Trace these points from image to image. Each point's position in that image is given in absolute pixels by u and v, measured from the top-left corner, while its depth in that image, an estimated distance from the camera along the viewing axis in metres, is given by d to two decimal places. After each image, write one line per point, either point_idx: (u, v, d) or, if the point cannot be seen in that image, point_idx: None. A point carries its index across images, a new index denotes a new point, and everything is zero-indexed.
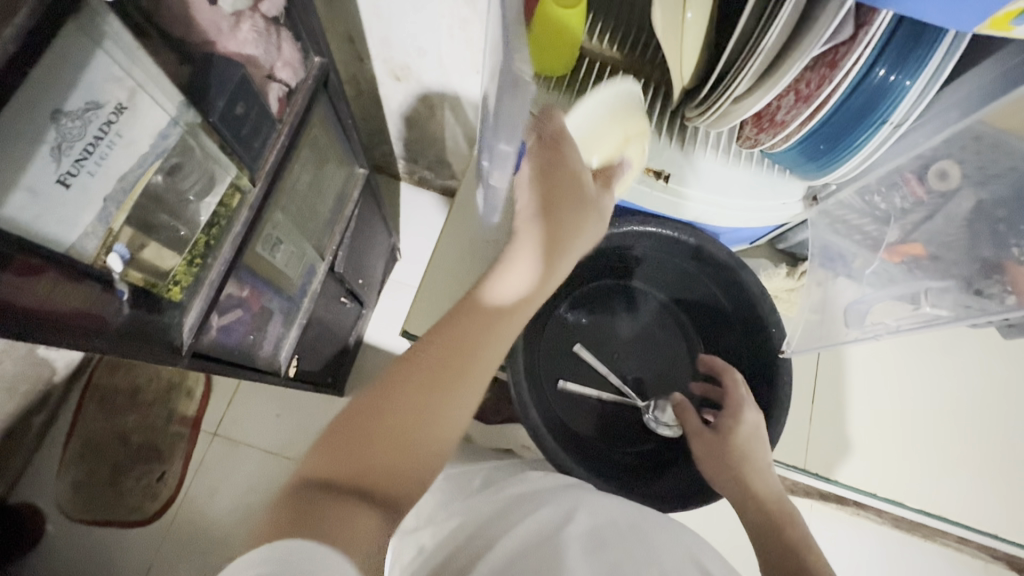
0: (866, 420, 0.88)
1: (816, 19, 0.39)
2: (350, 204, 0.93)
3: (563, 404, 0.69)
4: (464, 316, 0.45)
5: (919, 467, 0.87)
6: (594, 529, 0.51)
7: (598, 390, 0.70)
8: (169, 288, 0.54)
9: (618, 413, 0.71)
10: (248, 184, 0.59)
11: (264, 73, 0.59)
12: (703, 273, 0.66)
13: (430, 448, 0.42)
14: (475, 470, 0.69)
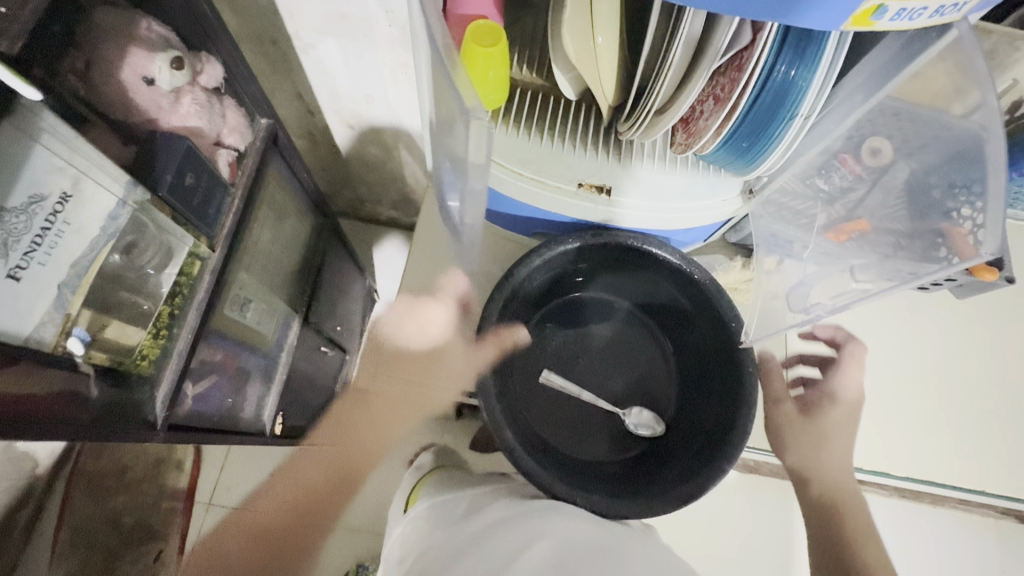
0: (913, 391, 0.72)
1: (714, 29, 0.42)
2: (317, 254, 0.95)
3: (543, 421, 0.64)
4: None
5: (999, 446, 0.70)
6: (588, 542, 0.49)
7: (580, 388, 0.66)
8: (136, 362, 0.54)
9: (595, 424, 0.66)
10: (207, 251, 0.60)
11: (210, 142, 0.60)
12: (661, 276, 0.64)
13: None
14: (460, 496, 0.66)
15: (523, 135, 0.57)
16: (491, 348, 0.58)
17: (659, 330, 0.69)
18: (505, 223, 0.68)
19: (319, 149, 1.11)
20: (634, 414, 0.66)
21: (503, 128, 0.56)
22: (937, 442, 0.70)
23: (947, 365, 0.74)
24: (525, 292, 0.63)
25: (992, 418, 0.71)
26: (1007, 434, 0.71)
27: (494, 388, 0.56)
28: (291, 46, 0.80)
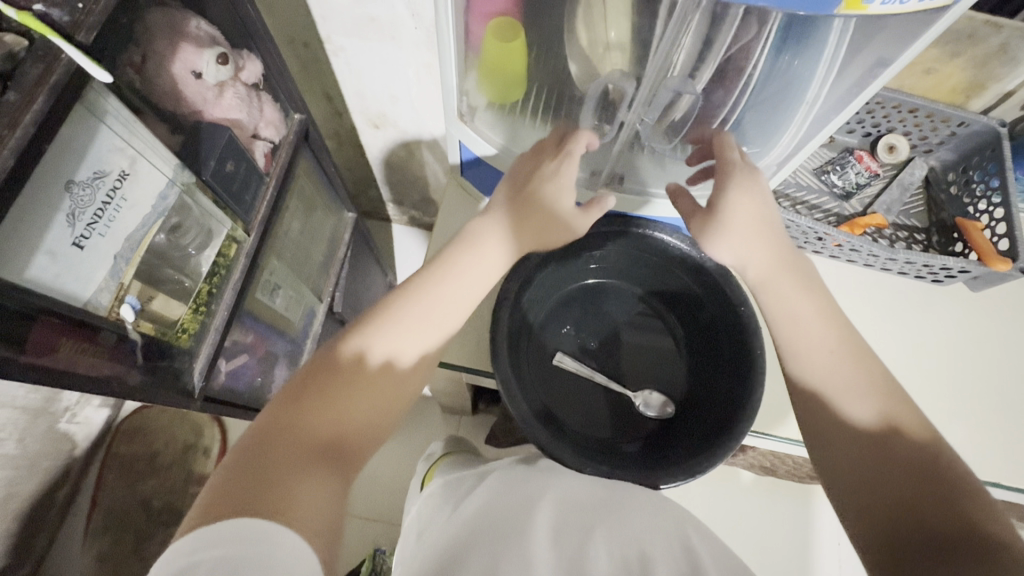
0: (927, 385, 0.72)
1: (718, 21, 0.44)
2: (341, 246, 0.99)
3: (556, 400, 0.66)
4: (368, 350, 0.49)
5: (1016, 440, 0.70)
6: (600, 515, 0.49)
7: (593, 370, 0.68)
8: (178, 335, 0.59)
9: (609, 406, 0.67)
10: (243, 234, 0.64)
11: (248, 134, 0.65)
12: (672, 262, 0.66)
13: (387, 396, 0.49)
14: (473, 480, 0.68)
15: (541, 125, 0.60)
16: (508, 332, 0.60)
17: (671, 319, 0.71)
18: None
19: (345, 149, 1.16)
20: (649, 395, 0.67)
21: (522, 118, 0.60)
22: (957, 432, 0.70)
23: (961, 359, 0.73)
24: (542, 280, 0.66)
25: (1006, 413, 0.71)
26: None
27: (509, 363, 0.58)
28: (322, 48, 0.85)
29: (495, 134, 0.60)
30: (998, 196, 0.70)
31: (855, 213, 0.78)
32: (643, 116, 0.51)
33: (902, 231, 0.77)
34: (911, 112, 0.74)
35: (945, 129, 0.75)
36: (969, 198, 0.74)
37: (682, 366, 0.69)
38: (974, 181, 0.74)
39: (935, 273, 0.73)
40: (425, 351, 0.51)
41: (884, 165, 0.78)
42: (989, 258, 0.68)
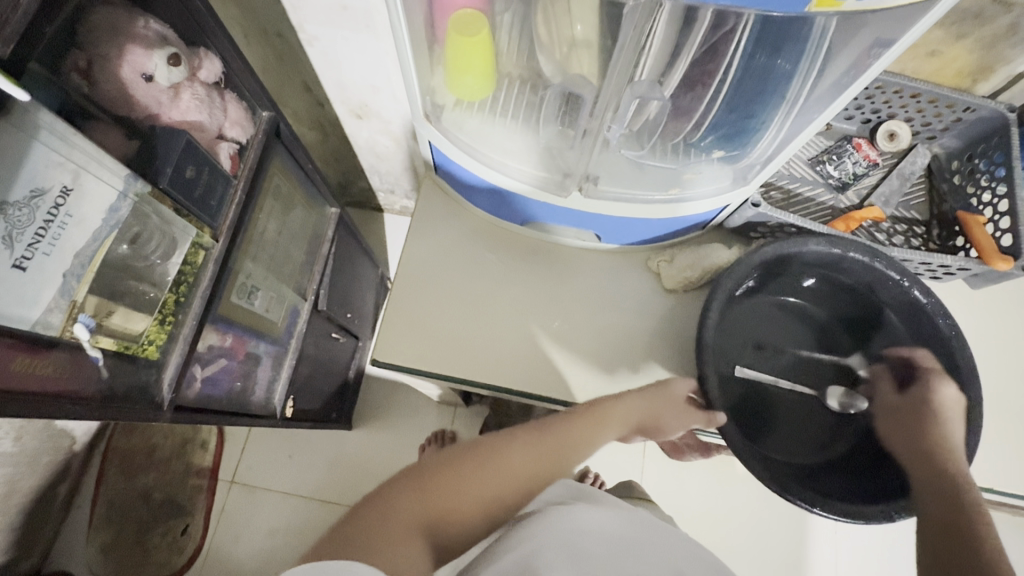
0: None
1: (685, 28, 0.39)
2: (325, 242, 0.97)
3: (750, 414, 0.64)
4: (544, 433, 0.52)
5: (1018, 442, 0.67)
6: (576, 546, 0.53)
7: (773, 376, 0.66)
8: (144, 347, 0.57)
9: (794, 415, 0.66)
10: (211, 240, 0.62)
11: (212, 135, 0.63)
12: (873, 296, 0.65)
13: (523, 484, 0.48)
14: None
15: (512, 125, 0.55)
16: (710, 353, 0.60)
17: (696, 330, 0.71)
18: (498, 210, 0.69)
19: (331, 140, 1.13)
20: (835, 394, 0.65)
21: (489, 114, 0.55)
22: None
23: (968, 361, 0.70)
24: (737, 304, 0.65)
25: (1009, 414, 0.68)
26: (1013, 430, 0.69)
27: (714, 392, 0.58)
28: (297, 38, 0.81)
29: (461, 135, 0.56)
30: (1003, 186, 0.66)
31: (851, 205, 0.74)
32: (609, 122, 0.47)
33: (900, 224, 0.74)
34: (914, 97, 0.69)
35: (951, 114, 0.70)
36: (973, 188, 0.70)
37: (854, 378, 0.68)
38: (979, 170, 0.70)
39: (934, 271, 0.69)
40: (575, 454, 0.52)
41: (885, 153, 0.75)
42: (990, 256, 0.64)
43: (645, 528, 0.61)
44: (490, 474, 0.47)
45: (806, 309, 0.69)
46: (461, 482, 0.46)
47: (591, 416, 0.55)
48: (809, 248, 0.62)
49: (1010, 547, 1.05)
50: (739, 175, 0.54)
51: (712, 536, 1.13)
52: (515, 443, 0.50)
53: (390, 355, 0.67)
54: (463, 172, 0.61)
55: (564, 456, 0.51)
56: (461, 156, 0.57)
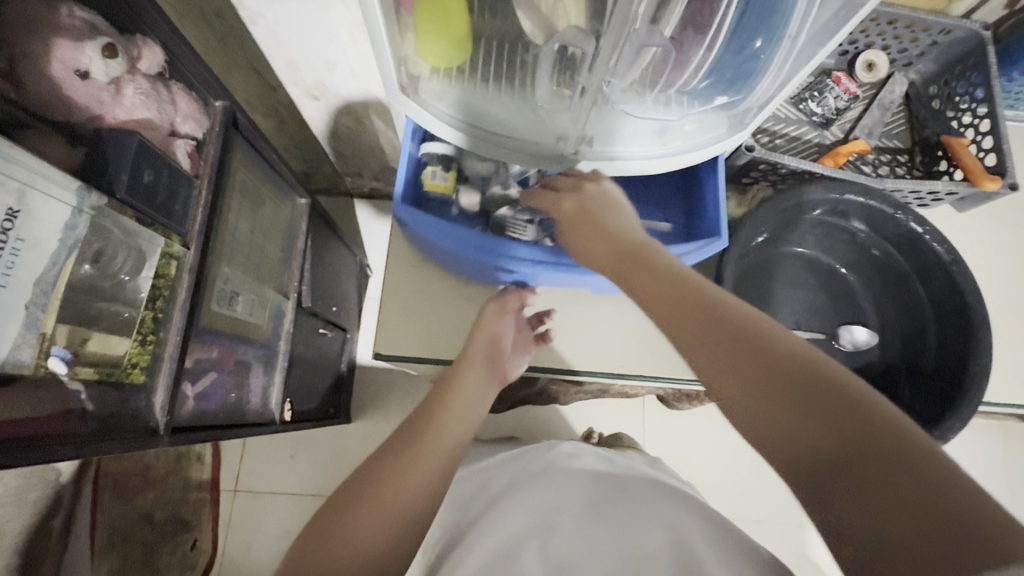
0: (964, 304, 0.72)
1: None
2: (300, 236, 0.92)
3: None
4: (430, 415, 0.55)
5: (1009, 352, 0.71)
6: (583, 513, 0.56)
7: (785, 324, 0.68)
8: (128, 372, 0.53)
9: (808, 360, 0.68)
10: (182, 249, 0.58)
11: (164, 133, 0.57)
12: (872, 236, 0.67)
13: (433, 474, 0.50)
14: (477, 472, 0.69)
15: (498, 93, 0.52)
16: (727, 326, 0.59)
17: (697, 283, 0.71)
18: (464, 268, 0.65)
19: (288, 127, 1.06)
20: (858, 336, 0.67)
21: (476, 84, 0.51)
22: None
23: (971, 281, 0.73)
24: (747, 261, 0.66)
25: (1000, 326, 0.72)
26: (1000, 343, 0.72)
27: None
28: (237, 17, 0.74)
29: (442, 106, 0.53)
30: (984, 107, 0.68)
31: (836, 140, 0.74)
32: (608, 75, 0.43)
33: (885, 154, 0.74)
34: (891, 23, 0.69)
35: (927, 38, 0.70)
36: (952, 112, 0.71)
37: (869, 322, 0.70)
38: (959, 93, 0.70)
39: (923, 198, 0.69)
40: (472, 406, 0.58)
41: (864, 85, 0.74)
42: (978, 177, 0.65)
43: (637, 489, 0.61)
44: (396, 482, 0.48)
45: (811, 255, 0.70)
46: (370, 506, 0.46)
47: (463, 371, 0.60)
48: (808, 193, 0.61)
49: (992, 448, 1.12)
50: (738, 117, 0.51)
51: (716, 478, 1.17)
52: (411, 436, 0.53)
53: (390, 347, 0.65)
54: (433, 229, 0.56)
55: (453, 423, 0.55)
56: (441, 126, 0.54)
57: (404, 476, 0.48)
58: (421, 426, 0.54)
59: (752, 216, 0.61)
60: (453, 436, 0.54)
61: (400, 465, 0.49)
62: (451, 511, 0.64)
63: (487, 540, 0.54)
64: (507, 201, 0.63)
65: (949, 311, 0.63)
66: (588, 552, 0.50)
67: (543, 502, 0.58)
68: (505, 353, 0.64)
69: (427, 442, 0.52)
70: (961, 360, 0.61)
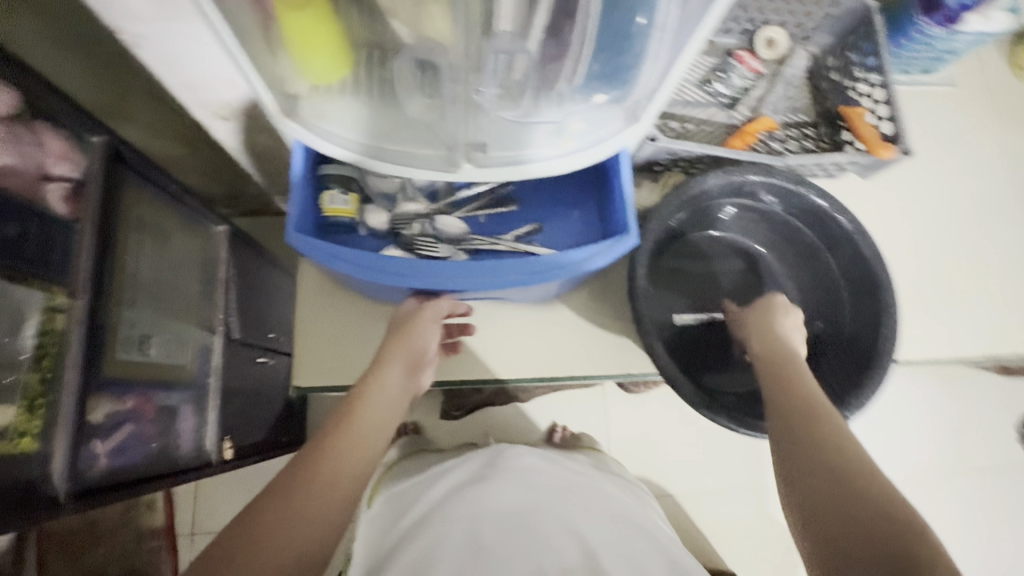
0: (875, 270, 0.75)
1: None
2: (220, 266, 0.87)
3: (691, 347, 0.68)
4: (333, 435, 0.51)
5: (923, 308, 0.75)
6: (502, 519, 0.57)
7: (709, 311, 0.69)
8: (17, 441, 0.50)
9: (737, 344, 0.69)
10: (67, 300, 0.54)
11: (31, 178, 0.52)
12: (790, 215, 0.68)
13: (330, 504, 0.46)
14: (410, 487, 0.68)
15: (375, 109, 0.49)
16: (649, 323, 0.59)
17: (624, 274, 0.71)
18: (376, 291, 0.62)
19: (200, 151, 1.00)
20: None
21: (360, 99, 0.49)
22: None
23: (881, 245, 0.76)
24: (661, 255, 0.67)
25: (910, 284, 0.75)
26: (913, 302, 0.75)
27: (657, 340, 0.59)
28: (118, 41, 0.69)
29: (323, 124, 0.50)
30: (877, 76, 0.69)
31: (743, 120, 0.74)
32: (476, 85, 0.44)
33: (792, 129, 0.75)
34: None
35: (819, 12, 0.71)
36: (849, 82, 0.72)
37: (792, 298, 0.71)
38: (855, 63, 0.71)
39: (829, 169, 0.71)
40: (379, 420, 0.54)
41: (766, 62, 0.75)
42: (875, 146, 0.66)
43: (563, 492, 0.63)
44: (288, 520, 0.44)
45: (732, 239, 0.71)
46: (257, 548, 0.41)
47: (368, 387, 0.56)
48: (711, 180, 0.62)
49: None
50: (628, 113, 0.50)
51: (679, 460, 1.19)
52: (310, 460, 0.48)
53: (310, 376, 0.64)
54: (335, 259, 0.53)
55: (356, 442, 0.51)
56: (324, 144, 0.51)
57: (299, 508, 0.45)
58: (324, 437, 0.51)
59: (664, 211, 0.61)
60: (359, 455, 0.50)
61: (301, 478, 0.47)
62: (379, 528, 0.63)
63: (410, 552, 0.55)
64: (418, 215, 0.61)
65: (860, 277, 0.65)
66: (505, 559, 0.53)
67: (465, 511, 0.58)
68: (425, 350, 0.60)
69: (329, 469, 0.48)
70: (874, 325, 0.63)
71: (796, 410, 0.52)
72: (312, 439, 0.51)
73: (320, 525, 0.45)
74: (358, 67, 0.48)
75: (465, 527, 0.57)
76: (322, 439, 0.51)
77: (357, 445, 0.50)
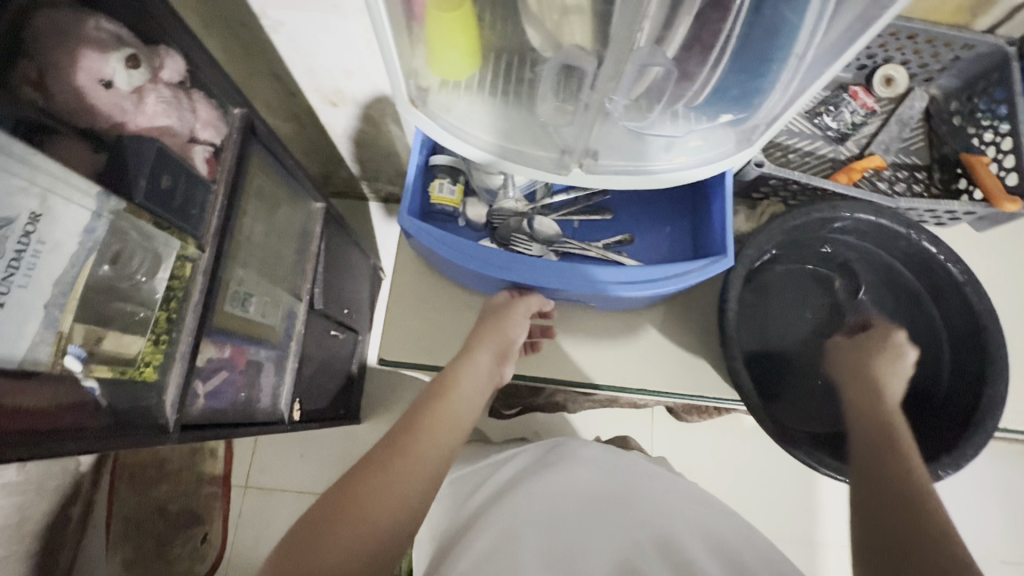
0: None
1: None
2: (314, 239, 0.93)
3: (772, 382, 0.66)
4: (429, 407, 0.55)
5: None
6: (582, 502, 0.59)
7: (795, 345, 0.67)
8: (140, 370, 0.55)
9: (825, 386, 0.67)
10: (196, 251, 0.59)
11: (184, 139, 0.59)
12: (895, 259, 0.65)
13: (425, 468, 0.50)
14: (474, 473, 0.70)
15: (506, 108, 0.53)
16: (735, 347, 0.59)
17: (705, 297, 0.71)
18: (467, 279, 0.65)
19: (307, 132, 1.08)
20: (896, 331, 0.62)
21: (486, 97, 0.52)
22: None
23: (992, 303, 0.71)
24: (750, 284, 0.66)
25: (1017, 349, 0.70)
26: (1019, 369, 0.70)
27: (742, 365, 0.58)
28: (259, 25, 0.76)
29: (449, 118, 0.53)
30: (1005, 125, 0.66)
31: (851, 156, 0.72)
32: (611, 94, 0.44)
33: (902, 171, 0.73)
34: (911, 38, 0.67)
35: (948, 54, 0.68)
36: (974, 129, 0.69)
37: None
38: (980, 110, 0.68)
39: (939, 217, 0.68)
40: (469, 398, 0.57)
41: (882, 100, 0.72)
42: (998, 199, 0.63)
43: (634, 485, 0.63)
44: (390, 478, 0.48)
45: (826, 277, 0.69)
46: (361, 501, 0.46)
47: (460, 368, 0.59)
48: (816, 212, 0.61)
49: (1019, 477, 1.08)
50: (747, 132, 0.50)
51: (724, 496, 1.15)
52: (407, 429, 0.53)
53: (396, 352, 0.67)
54: (443, 244, 0.57)
55: (449, 416, 0.55)
56: (445, 137, 0.53)
57: (399, 469, 0.49)
58: (420, 412, 0.54)
59: (764, 237, 0.61)
60: (450, 427, 0.54)
61: (401, 445, 0.51)
62: (450, 509, 0.66)
63: (488, 522, 0.57)
64: (516, 213, 0.63)
65: (967, 333, 0.62)
66: (586, 539, 0.55)
67: (546, 488, 0.61)
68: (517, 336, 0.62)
69: (425, 436, 0.52)
70: (977, 385, 0.59)
71: (871, 444, 0.54)
72: (411, 409, 0.56)
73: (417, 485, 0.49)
74: (487, 68, 0.51)
75: (546, 503, 0.59)
76: (420, 410, 0.55)
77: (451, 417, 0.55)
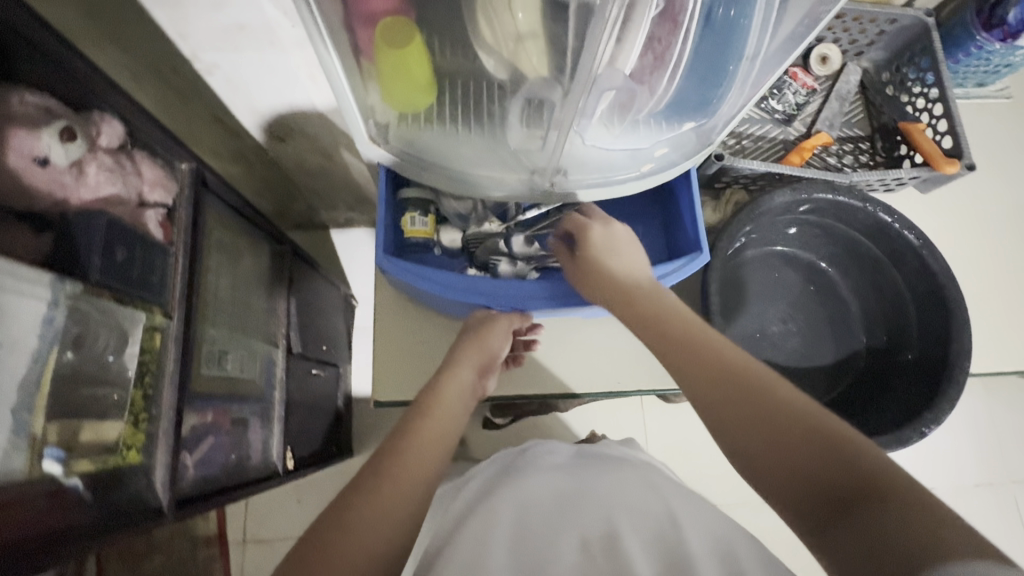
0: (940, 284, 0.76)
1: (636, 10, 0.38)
2: (281, 281, 0.90)
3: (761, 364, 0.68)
4: (416, 427, 0.52)
5: (986, 321, 0.75)
6: (553, 499, 0.55)
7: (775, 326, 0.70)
8: (123, 454, 0.52)
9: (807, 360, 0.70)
10: (165, 320, 0.56)
11: (133, 204, 0.56)
12: (856, 232, 0.69)
13: (411, 487, 0.47)
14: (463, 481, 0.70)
15: (469, 135, 0.52)
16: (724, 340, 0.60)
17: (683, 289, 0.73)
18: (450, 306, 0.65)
19: (256, 170, 1.04)
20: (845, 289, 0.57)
21: (446, 127, 0.52)
22: None
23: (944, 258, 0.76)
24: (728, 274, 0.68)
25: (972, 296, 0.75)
26: (976, 315, 0.75)
27: None
28: (193, 70, 0.73)
29: (414, 151, 0.53)
30: (934, 91, 0.70)
31: (800, 135, 0.75)
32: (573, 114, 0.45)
33: (847, 144, 0.76)
34: (840, 18, 0.71)
35: (874, 29, 0.72)
36: (906, 97, 0.73)
37: (860, 314, 0.72)
38: (910, 78, 0.73)
39: (889, 184, 0.71)
40: (453, 412, 0.55)
41: (820, 78, 0.76)
42: (938, 162, 0.67)
43: (596, 476, 0.60)
44: (375, 502, 0.44)
45: (795, 255, 0.72)
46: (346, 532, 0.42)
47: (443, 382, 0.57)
48: (777, 197, 0.63)
49: (982, 407, 1.16)
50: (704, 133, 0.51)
51: (721, 469, 1.19)
52: (392, 449, 0.49)
53: (390, 391, 0.66)
54: (424, 279, 0.57)
55: (435, 434, 0.51)
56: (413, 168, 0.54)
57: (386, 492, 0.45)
58: (402, 432, 0.51)
59: (734, 230, 0.63)
60: (437, 446, 0.51)
61: (387, 465, 0.47)
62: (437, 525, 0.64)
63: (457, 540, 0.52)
64: (492, 234, 0.64)
65: (927, 293, 0.66)
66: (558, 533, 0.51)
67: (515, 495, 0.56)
68: (497, 347, 0.61)
69: (414, 455, 0.49)
70: (946, 341, 0.63)
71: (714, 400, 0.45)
72: (395, 427, 0.52)
73: (405, 509, 0.45)
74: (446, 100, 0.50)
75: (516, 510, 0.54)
76: (404, 428, 0.52)
77: (436, 433, 0.52)
